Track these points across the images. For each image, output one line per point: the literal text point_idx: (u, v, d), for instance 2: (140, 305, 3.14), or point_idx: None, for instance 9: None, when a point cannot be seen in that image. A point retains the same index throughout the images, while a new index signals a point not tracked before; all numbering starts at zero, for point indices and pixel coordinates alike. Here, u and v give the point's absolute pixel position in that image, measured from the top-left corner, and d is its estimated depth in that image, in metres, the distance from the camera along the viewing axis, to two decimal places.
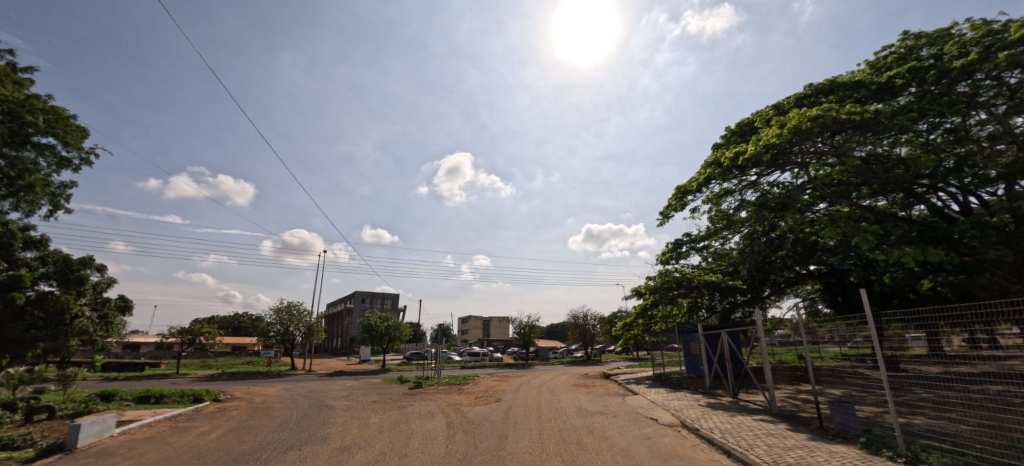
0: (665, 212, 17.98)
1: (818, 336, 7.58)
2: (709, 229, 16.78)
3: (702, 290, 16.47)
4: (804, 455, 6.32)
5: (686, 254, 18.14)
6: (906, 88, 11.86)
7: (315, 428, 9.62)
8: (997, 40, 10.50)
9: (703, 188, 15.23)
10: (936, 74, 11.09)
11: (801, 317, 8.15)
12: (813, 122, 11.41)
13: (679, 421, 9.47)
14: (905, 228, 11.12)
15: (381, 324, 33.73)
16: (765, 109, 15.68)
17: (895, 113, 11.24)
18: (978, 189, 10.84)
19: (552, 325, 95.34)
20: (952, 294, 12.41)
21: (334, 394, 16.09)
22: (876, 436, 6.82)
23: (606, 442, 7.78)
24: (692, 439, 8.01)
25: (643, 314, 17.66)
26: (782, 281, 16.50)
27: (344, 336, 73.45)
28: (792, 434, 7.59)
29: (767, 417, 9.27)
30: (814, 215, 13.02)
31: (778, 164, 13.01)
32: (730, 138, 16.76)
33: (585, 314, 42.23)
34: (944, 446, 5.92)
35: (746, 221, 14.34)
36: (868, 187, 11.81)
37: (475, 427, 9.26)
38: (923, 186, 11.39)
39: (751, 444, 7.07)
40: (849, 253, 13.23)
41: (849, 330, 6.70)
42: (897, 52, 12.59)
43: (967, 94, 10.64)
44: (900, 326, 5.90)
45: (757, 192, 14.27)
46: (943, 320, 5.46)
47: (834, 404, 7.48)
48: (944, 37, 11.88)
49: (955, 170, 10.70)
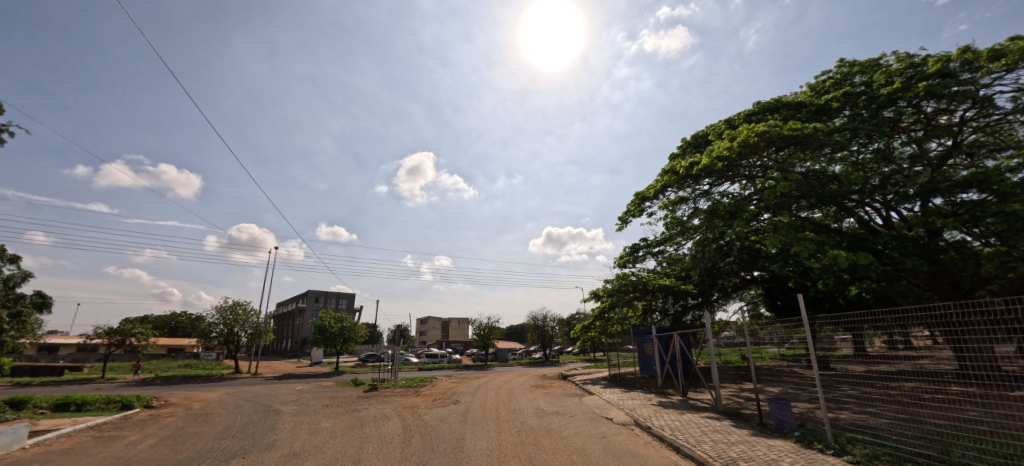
0: (624, 217, 18.59)
1: (760, 338, 8.13)
2: (665, 234, 17.53)
3: (656, 293, 17.34)
4: (745, 449, 6.76)
5: (643, 258, 18.83)
6: (840, 111, 12.97)
7: (260, 435, 9.15)
8: (917, 72, 11.64)
9: (660, 195, 15.88)
10: (866, 99, 12.38)
11: (745, 319, 8.70)
12: (760, 137, 12.19)
13: (632, 420, 9.82)
14: (837, 239, 12.12)
15: (335, 325, 32.45)
16: (717, 123, 16.61)
17: (831, 132, 12.25)
18: (898, 206, 11.99)
19: (511, 328, 95.20)
20: (875, 299, 13.63)
21: (282, 399, 15.35)
22: (808, 430, 7.41)
23: (562, 442, 7.93)
24: (644, 437, 8.34)
25: (600, 316, 18.25)
26: (729, 286, 17.57)
27: (294, 338, 70.23)
28: (735, 430, 8.08)
29: (713, 415, 9.81)
30: (759, 224, 13.86)
31: (729, 176, 13.77)
32: (686, 149, 17.62)
33: (544, 315, 42.68)
34: (865, 438, 6.49)
35: (698, 228, 15.12)
36: (807, 200, 12.75)
37: (433, 429, 9.13)
38: (853, 201, 12.44)
39: (699, 441, 7.46)
40: (788, 261, 14.37)
41: (787, 333, 7.28)
42: (834, 77, 13.76)
43: (892, 119, 11.72)
44: (831, 328, 6.46)
45: (709, 201, 15.08)
46: (868, 323, 6.00)
47: (773, 401, 8.08)
48: (874, 66, 13.11)
49: (880, 187, 11.74)
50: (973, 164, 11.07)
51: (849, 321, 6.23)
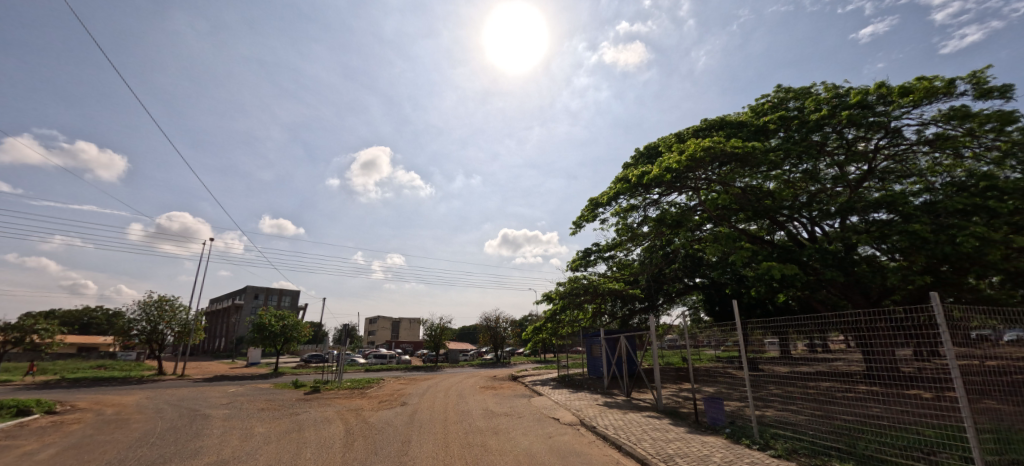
0: (578, 221, 19.06)
1: (699, 340, 8.62)
2: (616, 240, 18.15)
3: (605, 297, 17.93)
4: (681, 446, 7.15)
5: (594, 262, 19.40)
6: (776, 132, 14.07)
7: (184, 442, 8.47)
8: (841, 101, 12.87)
9: (613, 202, 16.43)
10: (798, 124, 13.51)
11: (687, 323, 9.20)
12: (705, 152, 12.95)
13: (578, 420, 10.08)
14: (769, 250, 13.11)
15: (275, 323, 30.71)
16: (668, 136, 17.45)
17: (767, 151, 13.24)
18: (822, 222, 13.17)
19: (463, 329, 94.55)
20: (799, 305, 14.91)
21: (211, 402, 14.30)
22: (738, 427, 7.95)
23: (509, 442, 8.00)
24: (588, 436, 8.59)
25: (552, 318, 18.60)
26: (673, 291, 18.42)
27: (230, 336, 65.71)
28: (673, 428, 8.52)
29: (653, 414, 10.28)
30: (702, 233, 14.70)
31: (676, 187, 14.49)
32: (638, 159, 18.36)
33: (497, 316, 42.80)
34: (786, 433, 7.06)
35: (646, 235, 15.79)
36: (744, 213, 13.69)
37: (378, 432, 8.88)
38: (784, 215, 13.51)
39: (639, 439, 7.80)
40: (726, 269, 15.39)
41: (723, 336, 7.78)
42: (772, 101, 14.90)
43: (819, 142, 12.87)
44: (761, 332, 6.95)
45: (658, 210, 15.80)
46: (792, 327, 6.51)
47: (708, 401, 8.58)
48: (806, 93, 14.34)
49: (807, 204, 12.84)
50: (884, 187, 12.39)
51: (776, 325, 6.74)
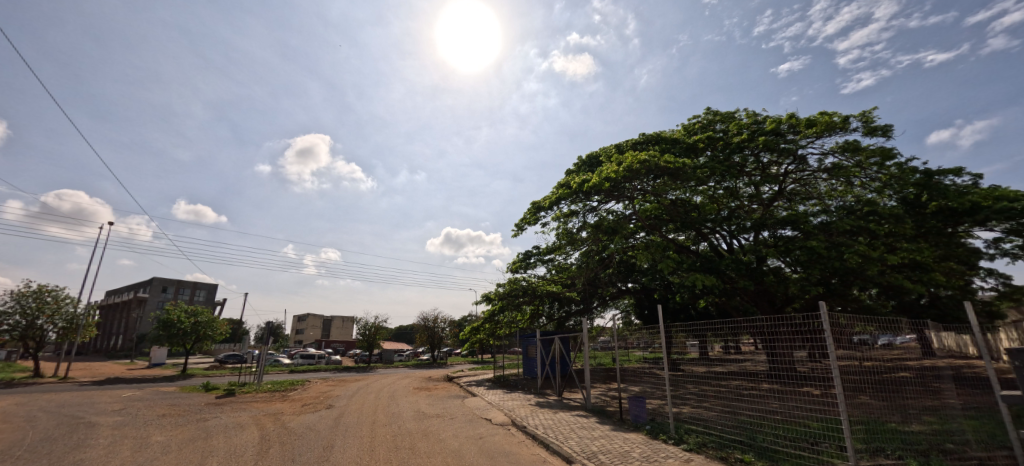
0: (520, 224, 19.28)
1: (629, 342, 9.05)
2: (555, 244, 18.59)
3: (543, 298, 18.35)
4: (604, 443, 7.49)
5: (534, 264, 19.73)
6: (704, 151, 15.23)
7: (61, 455, 7.42)
8: (759, 128, 14.24)
9: (554, 206, 16.82)
10: (723, 145, 14.73)
11: (618, 326, 9.64)
12: (641, 164, 13.67)
13: (509, 420, 10.20)
14: (692, 259, 14.12)
15: (186, 319, 27.87)
16: (608, 147, 18.22)
17: (696, 168, 14.27)
18: (738, 236, 14.45)
19: (399, 328, 91.94)
20: (716, 311, 16.26)
21: (101, 408, 12.66)
22: (657, 423, 8.52)
23: (439, 444, 7.90)
24: (518, 436, 8.72)
25: (490, 319, 18.68)
26: (607, 295, 19.14)
27: (130, 333, 58.62)
28: (599, 426, 8.89)
29: (582, 412, 10.67)
30: (635, 241, 15.47)
31: (614, 196, 15.14)
32: (580, 167, 18.97)
33: (435, 316, 42.10)
34: (699, 428, 7.65)
35: (585, 240, 16.34)
36: (673, 224, 14.65)
37: (297, 438, 8.38)
38: (708, 228, 14.64)
39: (566, 437, 8.05)
40: (656, 275, 16.38)
41: (651, 338, 8.26)
42: (701, 122, 16.13)
43: (739, 163, 14.12)
44: (683, 335, 7.44)
45: (596, 216, 16.42)
46: (711, 331, 7.06)
47: (631, 399, 9.14)
48: (731, 117, 15.68)
49: (727, 218, 14.03)
50: (791, 207, 13.86)
51: (698, 328, 7.26)
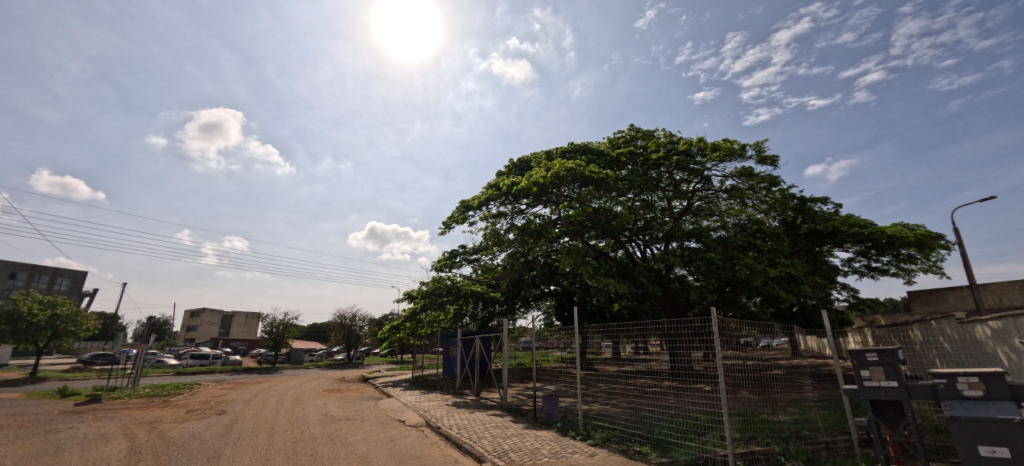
0: (448, 221, 19.01)
1: (549, 343, 9.30)
2: (482, 244, 18.59)
3: (468, 298, 18.12)
4: (517, 441, 7.62)
5: (460, 263, 19.58)
6: (625, 164, 16.24)
7: None
8: (673, 148, 15.53)
9: (483, 206, 16.83)
10: (642, 160, 15.83)
11: (539, 326, 9.90)
12: (568, 172, 14.18)
13: (424, 421, 10.00)
14: (609, 265, 14.94)
15: (42, 312, 23.50)
16: (539, 152, 18.68)
17: (618, 179, 15.14)
18: (651, 245, 15.62)
19: (312, 326, 86.00)
20: (628, 314, 17.44)
21: None
22: (568, 420, 8.93)
23: (345, 449, 7.49)
24: (431, 437, 8.57)
25: (411, 317, 18.22)
26: (530, 296, 19.75)
27: None
28: (513, 424, 9.05)
29: (498, 412, 10.79)
30: (559, 245, 15.98)
31: (541, 200, 15.52)
32: (511, 169, 19.23)
33: (353, 314, 40.01)
34: (605, 424, 8.12)
35: (511, 242, 16.56)
36: (595, 230, 15.41)
37: (177, 448, 7.43)
38: (625, 236, 15.61)
39: (480, 436, 8.07)
40: (576, 279, 17.12)
41: (569, 339, 8.61)
42: (625, 137, 17.19)
43: (655, 178, 15.26)
44: (599, 336, 7.83)
45: (523, 219, 16.72)
46: (623, 332, 7.51)
47: (546, 397, 9.48)
48: (650, 136, 16.91)
49: (642, 228, 15.09)
50: (696, 222, 15.28)
51: (612, 330, 7.68)
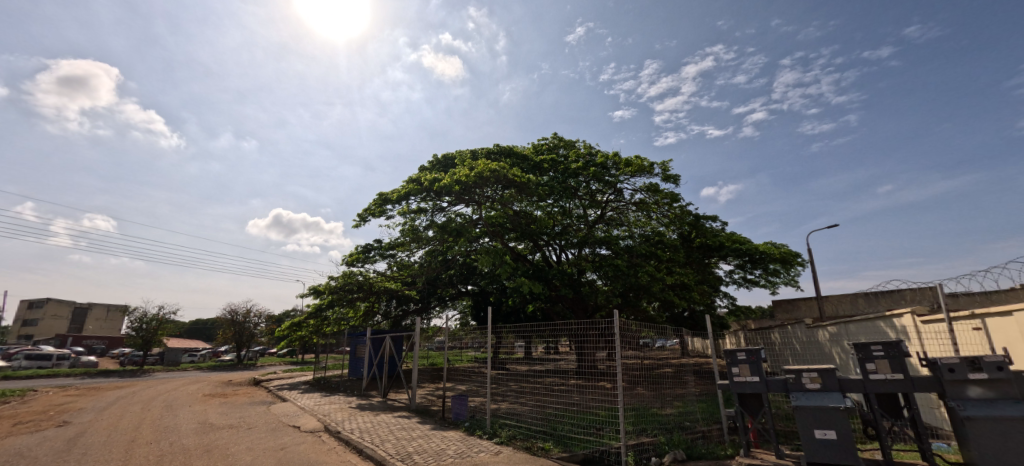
0: (363, 214, 18.08)
1: (463, 342, 9.21)
2: (399, 240, 17.95)
3: (380, 295, 17.37)
4: (422, 443, 7.45)
5: (374, 259, 18.70)
6: (547, 170, 16.80)
7: None
8: (591, 159, 16.42)
9: (402, 201, 16.26)
10: (562, 168, 16.51)
11: (454, 326, 9.81)
12: (491, 173, 14.26)
13: (322, 426, 9.35)
14: (525, 268, 15.32)
15: None
16: (464, 151, 18.57)
17: (539, 185, 15.58)
18: (566, 250, 16.34)
19: (196, 323, 76.08)
20: (541, 315, 18.07)
21: None
22: (476, 420, 8.98)
23: (225, 461, 6.72)
24: (329, 443, 8.04)
25: (316, 314, 17.07)
26: (446, 295, 19.55)
27: None
28: (420, 426, 8.84)
29: (404, 413, 10.47)
30: (479, 245, 16.01)
31: (463, 199, 15.42)
32: (434, 165, 18.86)
33: (247, 310, 36.17)
34: (512, 422, 8.29)
35: (430, 239, 16.22)
36: (514, 233, 15.71)
37: None
38: (542, 240, 16.14)
39: (383, 440, 7.77)
40: (493, 280, 17.28)
41: (482, 339, 8.67)
42: (548, 145, 17.79)
43: (573, 186, 16.00)
44: (513, 336, 7.97)
45: (444, 217, 16.47)
46: (536, 332, 7.73)
47: (455, 397, 9.43)
48: (571, 145, 17.69)
49: (559, 233, 15.72)
50: (607, 230, 16.31)
51: (526, 330, 7.87)
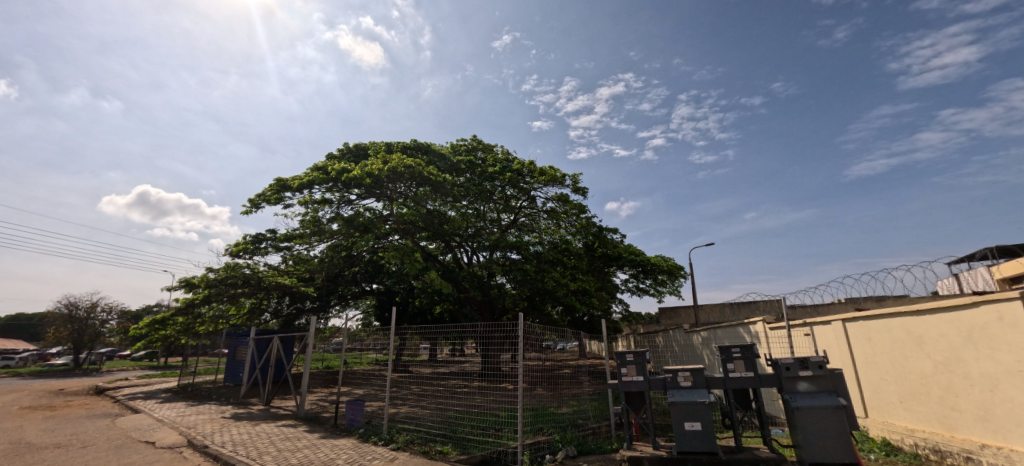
0: (256, 200, 16.25)
1: (364, 343, 8.71)
2: (297, 231, 16.47)
3: (271, 292, 15.64)
4: (307, 453, 6.89)
5: (265, 251, 16.89)
6: (463, 172, 16.78)
7: None
8: (508, 165, 16.76)
9: (304, 189, 14.96)
10: (479, 171, 16.61)
11: (354, 327, 9.26)
12: (405, 169, 13.78)
13: (185, 440, 8.17)
14: (435, 268, 15.07)
15: None
16: (378, 143, 17.73)
17: (454, 185, 15.46)
18: (477, 252, 16.44)
19: (16, 318, 61.58)
20: (448, 316, 17.93)
21: None
22: (371, 426, 8.58)
23: None
24: (193, 459, 7.05)
25: (187, 311, 14.89)
26: (347, 294, 18.45)
27: None
28: (306, 435, 8.17)
29: (290, 422, 9.60)
30: (388, 242, 15.37)
31: (374, 193, 14.68)
32: (344, 154, 17.71)
33: (92, 304, 30.22)
34: (411, 426, 8.08)
35: (333, 233, 15.16)
36: (426, 232, 15.38)
37: None
38: (455, 241, 16.04)
39: (261, 452, 7.03)
40: (400, 279, 16.70)
41: (385, 340, 8.33)
42: (466, 146, 17.77)
43: (488, 190, 16.17)
44: (418, 337, 7.89)
45: (351, 210, 15.50)
46: (443, 335, 7.84)
47: (350, 402, 8.92)
48: (489, 149, 17.88)
49: (472, 235, 15.77)
50: (518, 235, 16.76)
51: (433, 332, 7.91)
